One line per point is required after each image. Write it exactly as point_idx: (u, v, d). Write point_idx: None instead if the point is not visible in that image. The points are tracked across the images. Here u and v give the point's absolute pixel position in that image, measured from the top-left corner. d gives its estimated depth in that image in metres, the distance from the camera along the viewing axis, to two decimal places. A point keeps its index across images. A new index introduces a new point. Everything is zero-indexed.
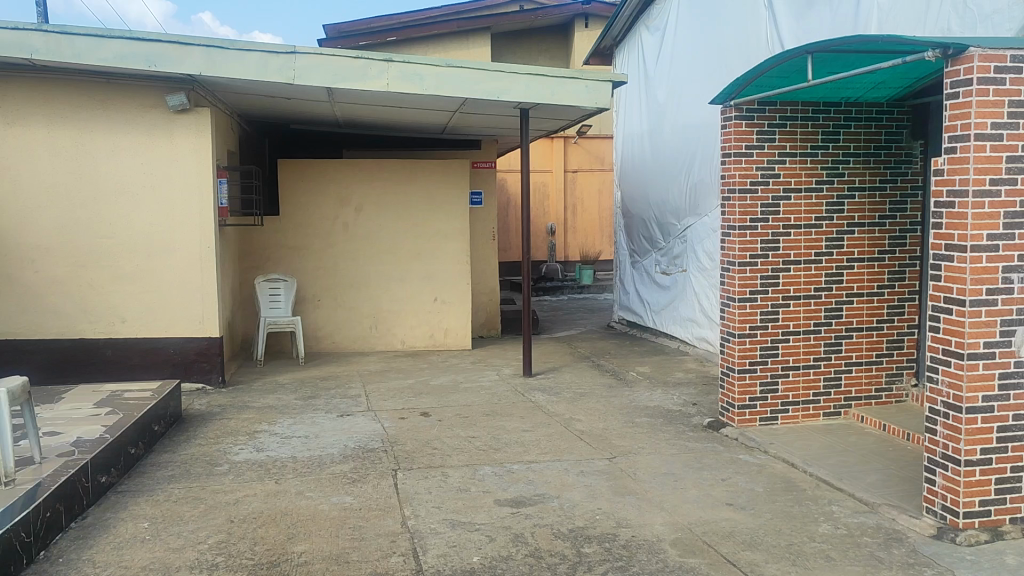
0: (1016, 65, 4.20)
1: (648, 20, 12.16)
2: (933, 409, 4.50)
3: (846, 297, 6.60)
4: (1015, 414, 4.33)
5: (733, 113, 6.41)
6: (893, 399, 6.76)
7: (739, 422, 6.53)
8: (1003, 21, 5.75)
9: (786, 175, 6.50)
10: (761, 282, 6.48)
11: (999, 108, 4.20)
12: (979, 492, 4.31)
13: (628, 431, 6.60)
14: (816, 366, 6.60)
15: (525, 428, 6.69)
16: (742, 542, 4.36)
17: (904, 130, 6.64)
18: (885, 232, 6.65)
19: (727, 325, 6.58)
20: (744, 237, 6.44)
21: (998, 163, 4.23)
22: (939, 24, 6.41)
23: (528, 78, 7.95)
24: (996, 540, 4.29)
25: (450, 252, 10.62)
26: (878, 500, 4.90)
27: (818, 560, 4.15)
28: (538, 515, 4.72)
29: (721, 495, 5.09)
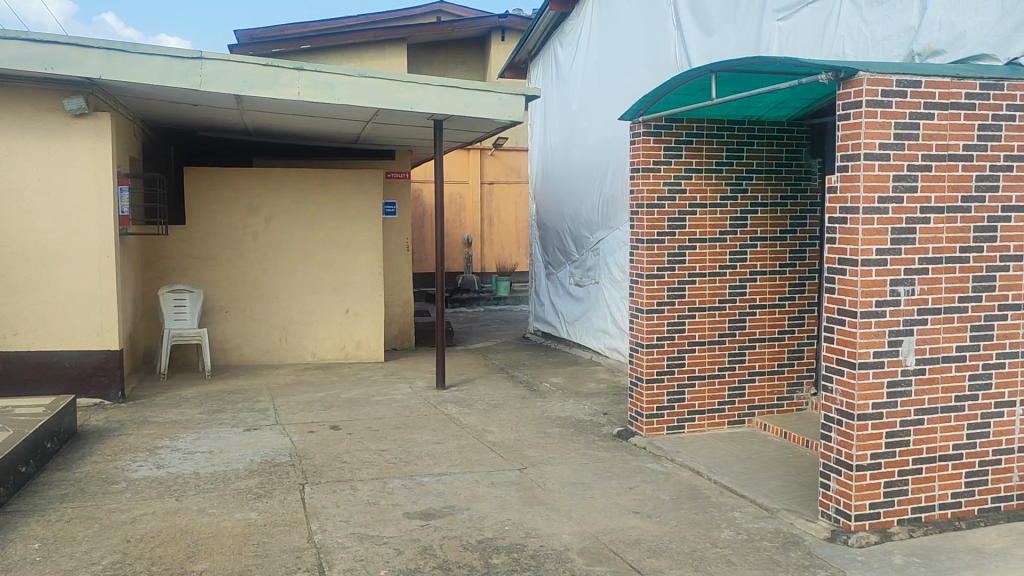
0: (901, 89, 4.44)
1: (562, 35, 12.34)
2: (828, 417, 4.68)
3: (749, 309, 6.82)
4: (903, 420, 4.55)
5: (641, 129, 6.58)
6: (793, 407, 7.00)
7: (648, 431, 6.66)
8: (894, 47, 6.15)
9: (692, 191, 6.67)
10: (668, 294, 6.62)
11: (886, 129, 4.42)
12: (869, 495, 4.51)
13: (539, 442, 6.66)
14: (721, 376, 6.79)
15: (436, 441, 6.67)
16: (647, 549, 4.45)
17: (803, 149, 6.92)
18: (786, 246, 6.89)
19: (635, 336, 6.72)
20: (651, 250, 6.59)
21: (885, 182, 4.44)
22: (835, 49, 6.76)
23: (442, 89, 7.99)
24: (885, 541, 4.49)
25: (362, 262, 10.52)
26: (777, 506, 5.07)
27: (719, 564, 4.27)
28: (447, 527, 4.72)
29: (628, 503, 5.18)
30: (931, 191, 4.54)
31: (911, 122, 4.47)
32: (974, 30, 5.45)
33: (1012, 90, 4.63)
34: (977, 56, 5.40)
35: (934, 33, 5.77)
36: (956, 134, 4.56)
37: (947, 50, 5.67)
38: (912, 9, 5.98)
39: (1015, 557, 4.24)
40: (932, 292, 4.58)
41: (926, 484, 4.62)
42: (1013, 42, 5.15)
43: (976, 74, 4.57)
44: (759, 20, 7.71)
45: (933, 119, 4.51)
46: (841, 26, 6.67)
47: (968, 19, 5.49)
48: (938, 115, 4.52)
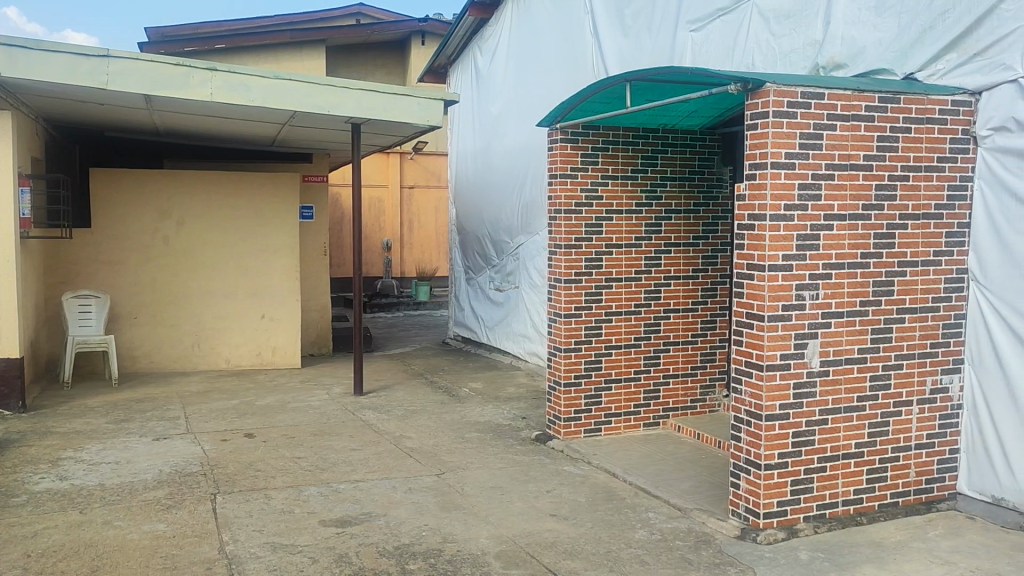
0: (805, 100, 4.60)
1: (481, 41, 12.39)
2: (737, 417, 4.82)
3: (664, 313, 6.96)
4: (809, 420, 4.71)
5: (559, 135, 6.65)
6: (706, 409, 7.16)
7: (565, 434, 6.72)
8: (800, 60, 6.41)
9: (608, 198, 6.77)
10: (585, 299, 6.72)
11: (791, 139, 4.58)
12: (777, 493, 4.66)
13: (458, 447, 6.65)
14: (636, 379, 6.91)
15: (352, 447, 6.60)
16: (563, 551, 4.49)
17: (714, 157, 7.10)
18: (699, 252, 7.06)
19: (553, 340, 6.79)
20: (569, 255, 6.67)
21: (791, 190, 4.60)
22: (744, 60, 6.97)
23: (361, 93, 7.97)
24: (792, 537, 4.63)
25: (278, 267, 10.35)
26: (690, 505, 5.18)
27: (634, 565, 4.34)
28: (363, 534, 4.67)
29: (545, 507, 5.22)
30: (834, 200, 4.72)
31: (815, 133, 4.64)
32: (873, 46, 5.76)
33: (908, 104, 4.85)
34: (877, 69, 5.71)
35: (836, 47, 6.03)
36: (856, 145, 4.76)
37: (848, 64, 5.95)
38: (816, 24, 6.24)
39: (912, 549, 4.44)
40: (835, 297, 4.76)
41: (830, 482, 4.79)
42: (908, 58, 5.47)
43: (875, 87, 4.78)
44: (673, 31, 7.89)
45: (835, 129, 4.69)
46: (750, 39, 6.89)
47: (868, 35, 5.80)
48: (840, 126, 4.70)
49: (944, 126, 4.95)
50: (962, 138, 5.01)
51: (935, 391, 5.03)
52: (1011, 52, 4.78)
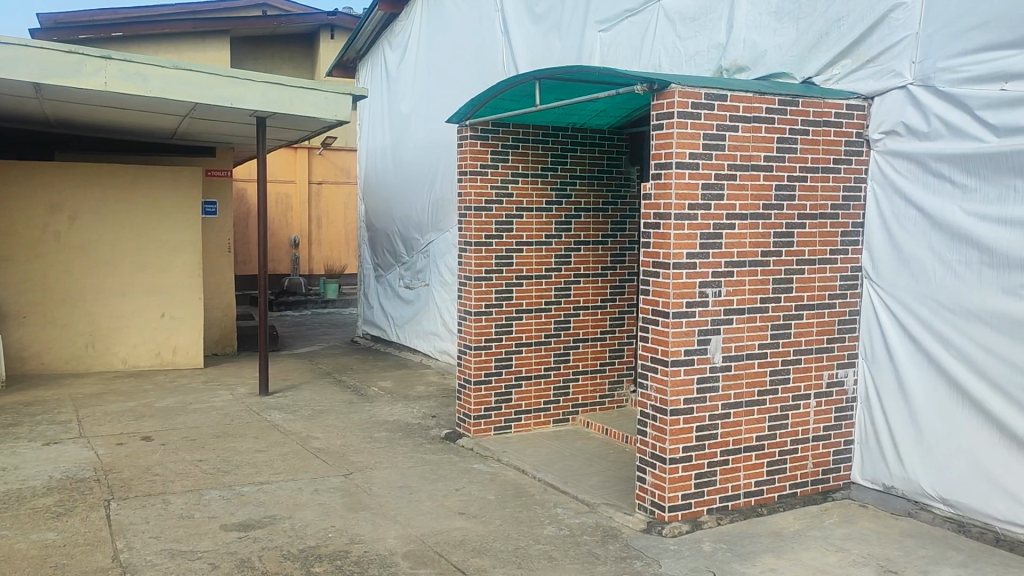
0: (709, 102, 4.71)
1: (391, 37, 12.25)
2: (643, 413, 4.90)
3: (573, 310, 7.02)
4: (711, 414, 4.83)
5: (469, 132, 6.63)
6: (614, 404, 7.25)
7: (476, 432, 6.70)
8: (705, 62, 6.55)
9: (518, 195, 6.79)
10: (495, 296, 6.72)
11: (695, 140, 4.68)
12: (681, 487, 4.75)
13: (366, 447, 6.57)
14: (546, 375, 6.95)
15: (257, 449, 6.43)
16: (471, 549, 4.48)
17: (623, 156, 7.20)
18: (607, 250, 7.16)
19: (463, 338, 6.77)
20: (479, 253, 6.66)
21: (694, 190, 4.69)
22: (651, 62, 7.09)
23: (266, 86, 7.80)
24: (696, 530, 4.73)
25: (178, 264, 10.01)
26: (597, 500, 5.24)
27: (541, 561, 4.36)
28: (266, 538, 4.56)
29: (454, 505, 5.20)
30: (736, 200, 4.84)
31: (718, 134, 4.75)
32: (773, 50, 5.95)
33: (806, 107, 5.01)
34: (777, 74, 5.91)
35: (739, 50, 6.19)
36: (757, 146, 4.89)
37: (750, 67, 6.12)
38: (719, 27, 6.39)
39: (808, 538, 4.59)
40: (737, 294, 4.88)
41: (732, 474, 4.91)
42: (807, 62, 5.68)
43: (775, 90, 4.92)
44: (581, 31, 7.97)
45: (737, 131, 4.81)
46: (656, 41, 7.02)
47: (767, 39, 5.99)
48: (742, 128, 4.82)
49: (839, 130, 5.13)
50: (857, 141, 5.20)
51: (831, 384, 5.21)
52: (901, 59, 5.03)
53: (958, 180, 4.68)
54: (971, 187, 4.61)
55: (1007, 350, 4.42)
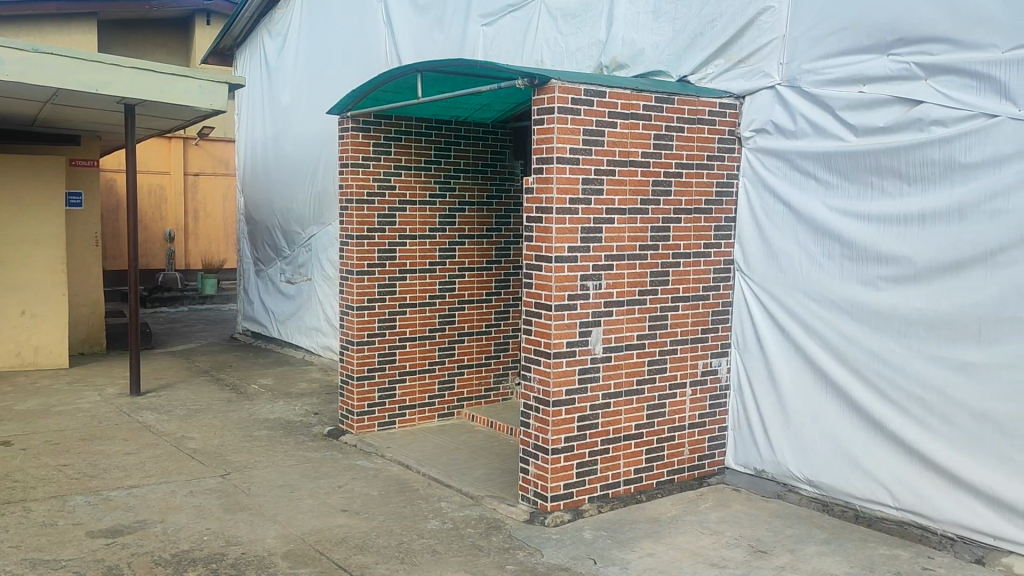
0: (589, 98, 4.78)
1: (269, 24, 11.92)
2: (526, 404, 4.95)
3: (458, 304, 7.02)
4: (593, 405, 4.92)
5: (350, 124, 6.53)
6: (499, 397, 7.29)
7: (359, 428, 6.61)
8: (585, 58, 6.66)
9: (401, 188, 6.74)
10: (378, 290, 6.64)
11: (575, 135, 4.74)
12: (563, 476, 4.82)
13: (244, 446, 6.38)
14: (431, 370, 6.92)
15: (127, 451, 6.15)
16: (353, 546, 4.42)
17: (506, 151, 7.24)
18: (492, 244, 7.19)
19: (346, 334, 6.67)
20: (361, 247, 6.56)
21: (575, 184, 4.76)
22: (533, 57, 7.15)
23: (135, 72, 7.46)
24: (577, 518, 4.81)
25: (40, 259, 9.47)
26: (481, 493, 5.26)
27: (424, 555, 4.34)
28: (137, 543, 4.37)
29: (336, 502, 5.11)
30: (615, 194, 4.93)
31: (597, 130, 4.83)
32: (651, 48, 6.10)
33: (682, 104, 5.15)
34: (655, 71, 6.06)
35: (618, 48, 6.33)
36: (635, 142, 4.99)
37: (629, 64, 6.26)
38: (599, 25, 6.52)
39: (684, 523, 4.74)
40: (616, 286, 4.98)
41: (612, 463, 5.02)
42: (682, 62, 5.85)
43: (652, 88, 5.04)
44: (464, 25, 7.97)
45: (616, 127, 4.90)
46: (538, 37, 7.09)
47: (645, 37, 6.13)
48: (620, 124, 4.92)
49: (713, 127, 5.31)
50: (729, 139, 5.38)
51: (706, 373, 5.40)
52: (770, 60, 5.25)
53: (822, 177, 4.93)
54: (833, 183, 4.87)
55: (865, 338, 4.70)
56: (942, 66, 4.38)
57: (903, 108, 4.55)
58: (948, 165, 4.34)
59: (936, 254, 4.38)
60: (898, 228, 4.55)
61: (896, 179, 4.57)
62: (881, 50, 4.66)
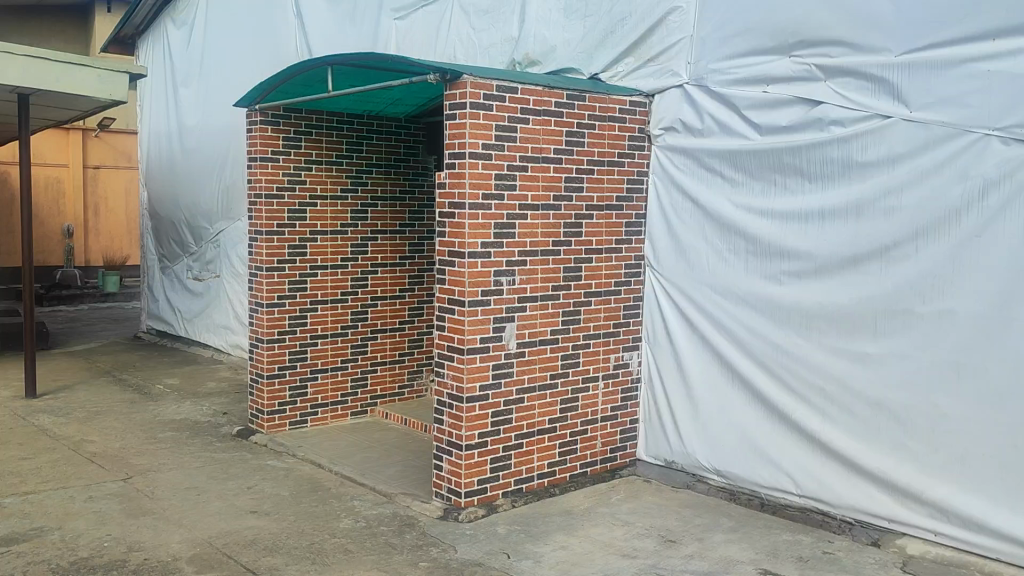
0: (501, 94, 4.79)
1: (173, 13, 11.54)
2: (440, 401, 4.94)
3: (371, 301, 6.95)
4: (506, 400, 4.94)
5: (258, 117, 6.39)
6: (413, 394, 7.25)
7: (269, 428, 6.48)
8: (498, 54, 6.68)
9: (312, 182, 6.63)
10: (289, 287, 6.52)
11: (487, 131, 4.74)
12: (477, 472, 4.83)
13: (147, 449, 6.17)
14: (343, 367, 6.83)
15: (22, 456, 5.87)
16: (262, 548, 4.33)
17: (419, 146, 7.19)
18: (405, 239, 7.13)
19: (255, 331, 6.52)
20: (271, 242, 6.42)
21: (488, 179, 4.76)
22: (446, 52, 7.13)
23: (29, 60, 7.13)
24: (491, 513, 4.82)
25: None
26: (395, 491, 5.21)
27: (337, 555, 4.28)
28: (32, 552, 4.19)
29: (245, 504, 5.00)
30: (528, 190, 4.95)
31: (510, 125, 4.84)
32: (562, 45, 6.16)
33: (593, 102, 5.21)
34: (567, 68, 6.11)
35: (530, 44, 6.37)
36: (547, 138, 5.02)
37: (540, 61, 6.30)
38: (512, 22, 6.54)
39: (597, 514, 4.80)
40: (530, 282, 5.01)
41: (526, 457, 5.04)
42: (593, 59, 5.91)
43: (564, 85, 5.08)
44: (376, 19, 7.88)
45: (528, 123, 4.92)
46: (451, 32, 7.07)
47: (557, 34, 6.18)
48: (533, 120, 4.94)
49: (623, 125, 5.38)
50: (639, 136, 5.47)
51: (618, 367, 5.48)
52: (677, 59, 5.35)
53: (728, 174, 5.06)
54: (738, 181, 5.01)
55: (769, 331, 4.85)
56: (839, 68, 4.56)
57: (804, 108, 4.71)
58: (846, 164, 4.52)
59: (835, 249, 4.55)
60: (799, 225, 4.71)
61: (798, 176, 4.72)
62: (783, 52, 4.80)
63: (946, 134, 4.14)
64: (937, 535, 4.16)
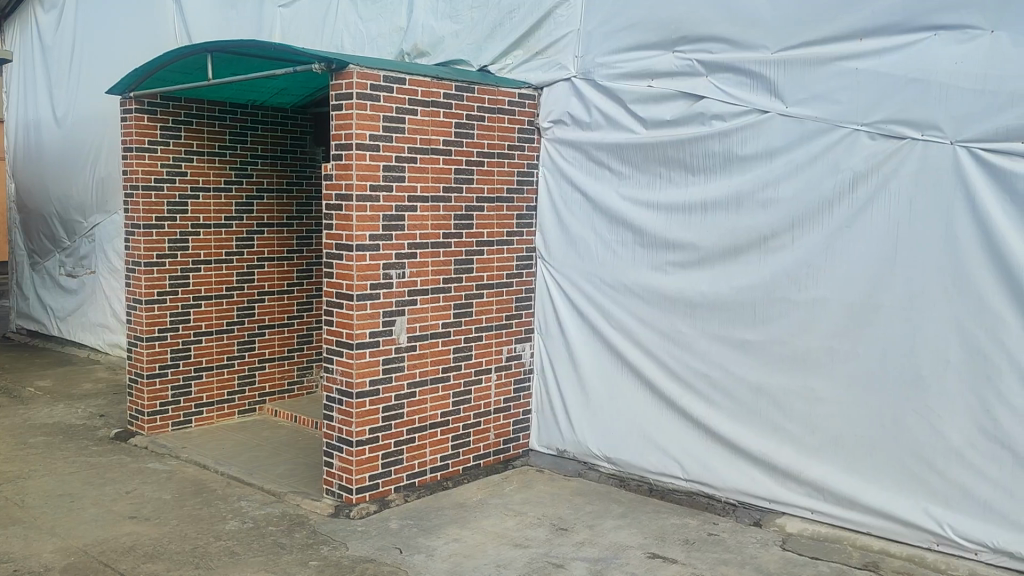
0: (388, 84, 4.72)
1: None
2: (329, 397, 4.85)
3: (257, 296, 6.75)
4: (397, 395, 4.89)
5: (133, 105, 6.12)
6: (304, 390, 7.08)
7: (150, 429, 6.23)
8: (386, 45, 6.60)
9: (193, 174, 6.39)
10: (169, 283, 6.28)
11: (375, 122, 4.67)
12: (368, 468, 4.77)
13: (16, 455, 5.83)
14: (229, 365, 6.62)
15: None
16: (142, 555, 4.16)
17: (307, 136, 7.00)
18: (293, 233, 6.94)
19: (133, 329, 6.25)
20: (149, 236, 6.17)
21: (376, 171, 4.69)
22: (333, 41, 6.99)
23: None
24: (383, 509, 4.77)
25: None
26: (283, 489, 5.09)
27: (221, 558, 4.15)
28: None
29: (124, 509, 4.79)
30: (417, 182, 4.90)
31: (397, 117, 4.78)
32: (451, 37, 6.12)
33: (482, 94, 5.20)
34: (455, 60, 6.08)
35: (418, 35, 6.31)
36: (436, 130, 4.98)
37: (430, 52, 6.25)
38: (400, 12, 6.47)
39: (490, 506, 4.81)
40: (420, 275, 4.97)
41: (419, 451, 5.01)
42: (483, 51, 5.90)
43: (452, 77, 5.05)
44: (259, 6, 7.64)
45: (416, 114, 4.87)
46: (338, 21, 6.93)
47: (445, 26, 6.15)
48: (421, 111, 4.89)
49: (513, 117, 5.39)
50: (529, 129, 5.49)
51: (511, 358, 5.50)
52: (565, 53, 5.39)
53: (615, 167, 5.15)
54: (625, 174, 5.10)
55: (656, 320, 4.96)
56: (720, 64, 4.69)
57: (687, 102, 4.82)
58: (726, 157, 4.66)
59: (717, 240, 4.69)
60: (683, 216, 4.83)
61: (681, 169, 4.84)
62: (666, 47, 4.91)
63: (818, 129, 4.32)
64: (814, 513, 4.36)
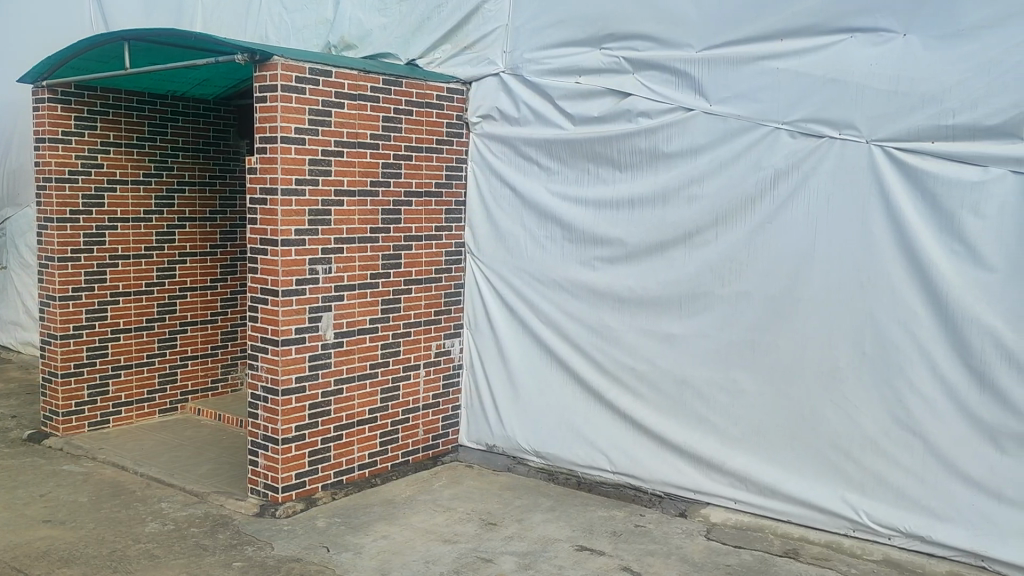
0: (314, 77, 4.65)
1: None
2: (254, 395, 4.76)
3: (178, 292, 6.58)
4: (324, 392, 4.82)
5: (46, 94, 5.90)
6: (228, 388, 6.96)
7: (65, 430, 6.01)
8: (313, 37, 6.52)
9: (110, 166, 6.18)
10: (85, 278, 6.06)
11: (300, 115, 4.59)
12: (295, 466, 4.70)
13: None
14: (149, 363, 6.43)
15: None
16: (57, 560, 4.01)
17: (230, 129, 6.85)
18: (216, 227, 6.79)
19: (47, 326, 6.02)
20: (63, 230, 5.95)
21: (302, 165, 4.62)
22: (257, 32, 6.85)
23: None
24: (310, 507, 4.70)
25: None
26: (206, 490, 4.97)
27: (141, 561, 4.03)
28: None
29: (37, 513, 4.61)
30: (344, 176, 4.84)
31: (324, 110, 4.71)
32: (379, 30, 6.06)
33: (410, 88, 5.16)
34: (382, 54, 6.02)
35: (346, 27, 6.24)
36: (363, 124, 4.92)
37: (357, 45, 6.18)
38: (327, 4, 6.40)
39: (419, 502, 4.79)
40: (347, 270, 4.91)
41: (346, 448, 4.95)
42: (411, 45, 5.85)
43: (379, 70, 5.00)
44: None
45: (343, 108, 4.81)
46: (262, 12, 6.81)
47: (373, 19, 6.08)
48: (347, 105, 4.83)
49: (441, 112, 5.36)
50: (457, 123, 5.47)
51: (439, 354, 5.48)
52: (493, 48, 5.39)
53: (544, 163, 5.17)
54: (554, 169, 5.12)
55: (585, 314, 5.00)
56: (645, 61, 4.75)
57: (614, 99, 4.87)
58: (652, 154, 4.72)
59: (644, 235, 4.75)
60: (611, 211, 4.88)
61: (609, 165, 4.89)
62: (593, 44, 4.95)
63: (741, 127, 4.41)
64: (737, 502, 4.46)
